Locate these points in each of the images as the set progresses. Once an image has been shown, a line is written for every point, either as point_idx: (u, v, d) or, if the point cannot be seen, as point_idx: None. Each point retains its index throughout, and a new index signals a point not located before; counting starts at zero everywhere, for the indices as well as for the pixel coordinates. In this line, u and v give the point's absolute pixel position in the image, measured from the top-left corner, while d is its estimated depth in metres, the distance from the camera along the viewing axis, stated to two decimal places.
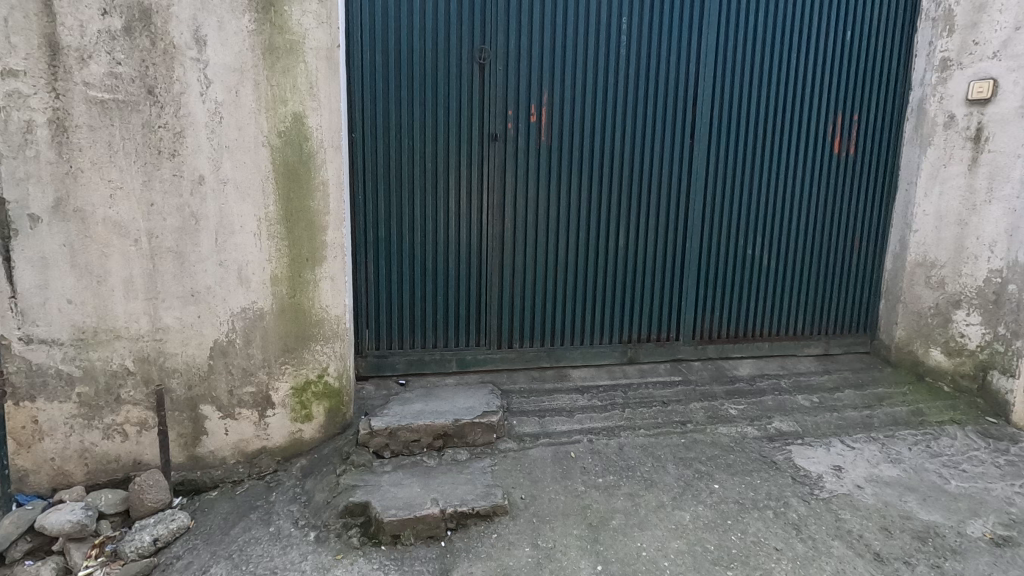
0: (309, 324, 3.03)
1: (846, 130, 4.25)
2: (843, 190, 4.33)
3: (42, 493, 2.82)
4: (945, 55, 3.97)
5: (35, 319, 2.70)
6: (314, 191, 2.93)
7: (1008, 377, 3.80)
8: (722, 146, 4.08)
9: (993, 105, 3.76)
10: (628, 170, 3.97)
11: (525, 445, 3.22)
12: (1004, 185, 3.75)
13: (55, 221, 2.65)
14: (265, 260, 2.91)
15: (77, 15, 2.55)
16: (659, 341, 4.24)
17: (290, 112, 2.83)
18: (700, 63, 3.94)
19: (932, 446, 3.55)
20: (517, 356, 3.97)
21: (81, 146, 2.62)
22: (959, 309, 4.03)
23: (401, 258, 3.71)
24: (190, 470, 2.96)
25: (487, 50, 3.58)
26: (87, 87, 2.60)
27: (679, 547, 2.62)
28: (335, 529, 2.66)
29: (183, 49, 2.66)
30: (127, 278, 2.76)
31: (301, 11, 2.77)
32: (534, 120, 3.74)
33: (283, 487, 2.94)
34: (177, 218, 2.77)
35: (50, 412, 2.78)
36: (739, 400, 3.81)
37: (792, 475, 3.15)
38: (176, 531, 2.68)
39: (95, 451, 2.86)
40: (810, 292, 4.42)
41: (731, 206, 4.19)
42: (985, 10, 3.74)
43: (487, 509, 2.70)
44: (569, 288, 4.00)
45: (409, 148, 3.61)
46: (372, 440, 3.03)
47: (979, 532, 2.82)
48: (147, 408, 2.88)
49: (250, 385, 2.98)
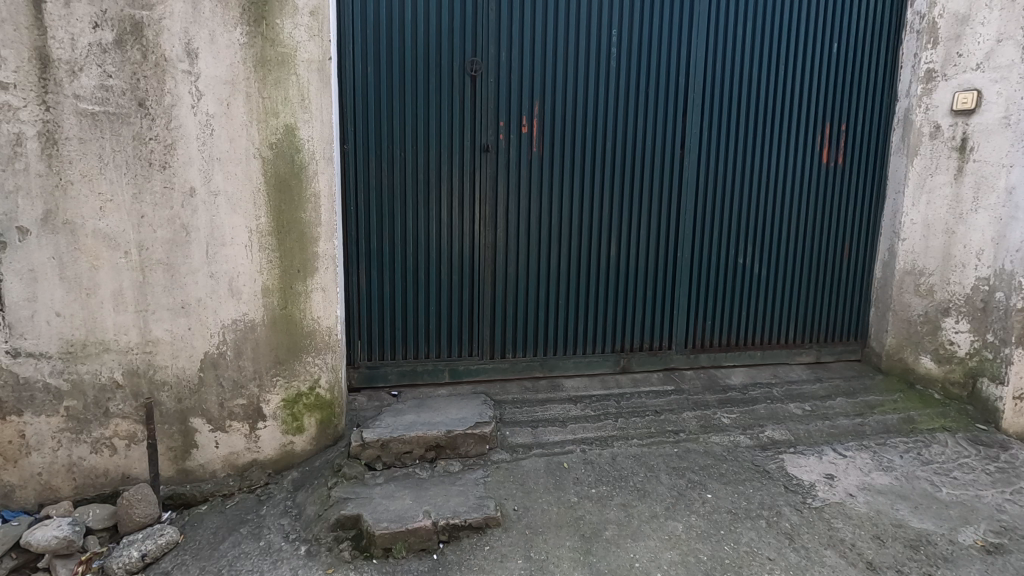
0: (301, 336, 3.02)
1: (834, 139, 4.30)
2: (832, 199, 4.37)
3: (29, 508, 2.79)
4: (930, 67, 4.03)
5: (23, 332, 2.68)
6: (306, 202, 2.93)
7: (997, 384, 3.82)
8: (712, 156, 4.12)
9: (977, 115, 3.82)
10: (619, 180, 3.99)
11: (518, 456, 3.21)
12: (990, 194, 3.80)
13: (44, 233, 2.64)
14: (256, 271, 2.91)
15: (68, 28, 2.55)
16: (652, 350, 4.25)
17: (281, 124, 2.84)
18: (689, 73, 3.99)
19: (924, 453, 3.57)
20: (510, 366, 3.97)
21: (71, 159, 2.62)
22: (948, 316, 4.06)
23: (393, 268, 3.71)
24: (179, 484, 2.93)
25: (479, 62, 3.61)
26: (77, 100, 2.60)
27: (673, 558, 2.62)
28: (326, 542, 2.64)
29: (175, 62, 2.66)
30: (117, 290, 2.75)
31: (294, 23, 2.78)
32: (525, 131, 3.76)
33: (273, 500, 2.92)
34: (167, 230, 2.77)
35: (37, 426, 2.75)
36: (731, 409, 3.82)
37: (784, 484, 3.16)
38: (164, 546, 2.64)
39: (83, 465, 2.83)
40: (800, 300, 4.45)
41: (722, 217, 4.22)
42: (968, 23, 3.80)
43: (480, 520, 2.68)
44: (562, 298, 4.02)
45: (400, 159, 3.62)
46: (363, 452, 3.02)
47: (971, 540, 2.83)
48: (136, 422, 2.86)
49: (241, 398, 2.96)
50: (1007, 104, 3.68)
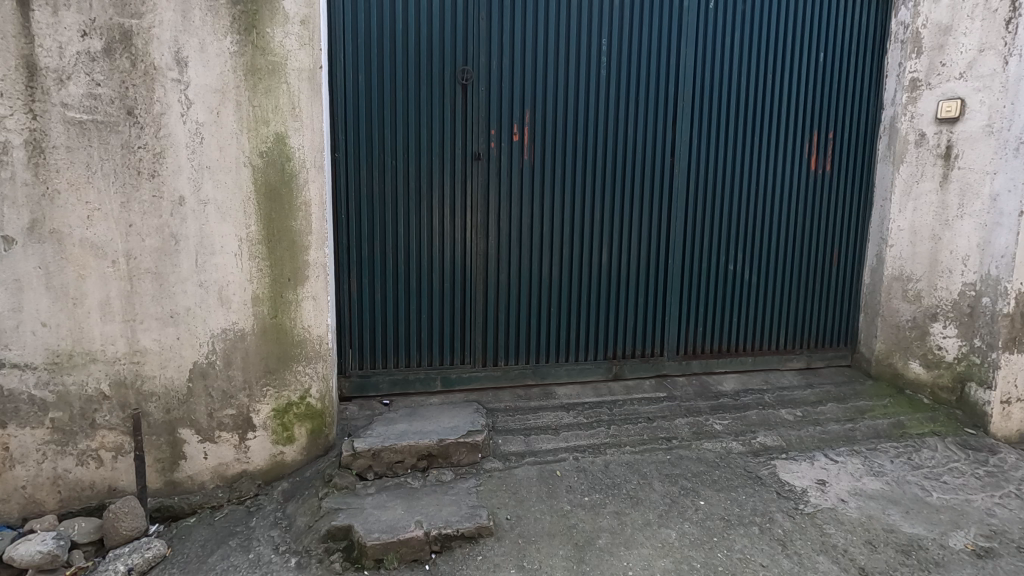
0: (291, 345, 3.00)
1: (822, 148, 4.35)
2: (821, 206, 4.41)
3: (13, 523, 2.75)
4: (914, 75, 4.10)
5: (8, 343, 2.64)
6: (296, 212, 2.92)
7: (985, 389, 3.86)
8: (702, 163, 4.15)
9: (961, 123, 3.88)
10: (610, 187, 4.00)
11: (511, 464, 3.20)
12: (974, 200, 3.85)
13: (30, 242, 2.61)
14: (246, 280, 2.89)
15: (56, 37, 2.54)
16: (644, 357, 4.25)
17: (272, 133, 2.83)
18: (678, 83, 4.03)
19: (914, 458, 3.59)
20: (502, 374, 3.96)
21: (58, 168, 2.59)
22: (936, 322, 4.10)
23: (385, 276, 3.70)
24: (167, 496, 2.89)
25: (469, 70, 3.62)
26: (65, 108, 2.58)
27: (666, 566, 2.61)
28: (316, 554, 2.61)
29: (164, 70, 2.65)
30: (104, 300, 2.72)
31: (284, 32, 2.78)
32: (516, 139, 3.77)
33: (263, 512, 2.88)
34: (156, 239, 2.74)
35: (22, 438, 2.71)
36: (723, 415, 3.82)
37: (777, 490, 3.16)
38: (151, 560, 2.60)
39: (69, 478, 2.79)
40: (791, 306, 4.48)
41: (712, 225, 4.25)
42: (951, 33, 3.87)
43: (472, 530, 2.66)
44: (561, 323, 4.05)
45: (391, 167, 3.61)
46: (355, 462, 2.99)
47: (962, 544, 2.85)
48: (124, 433, 2.82)
49: (230, 408, 2.93)
50: (990, 113, 3.74)
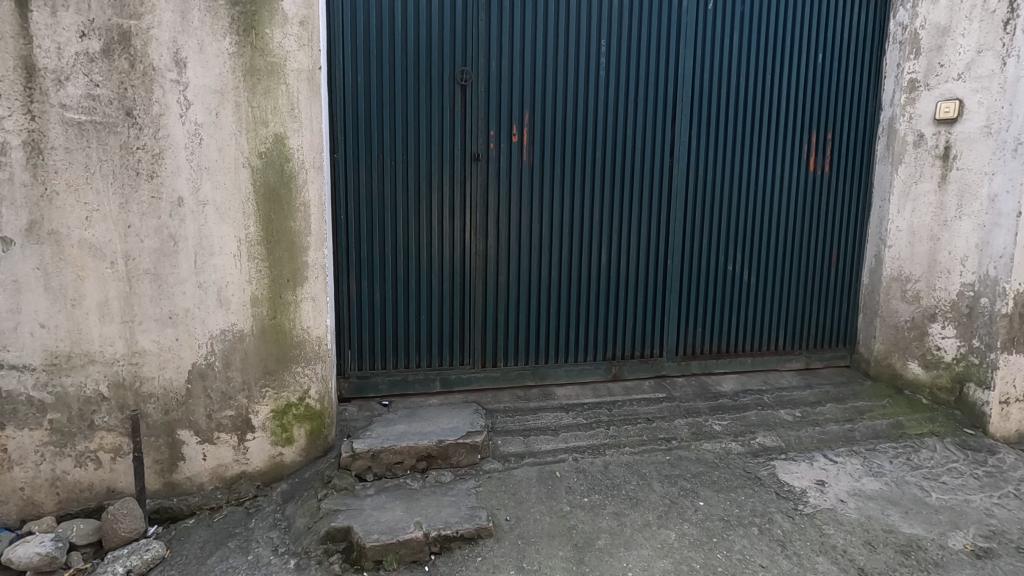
0: (290, 346, 3.00)
1: (820, 149, 4.36)
2: (819, 206, 4.42)
3: (11, 524, 2.74)
4: (913, 76, 4.10)
5: (7, 344, 2.64)
6: (296, 212, 2.92)
7: (983, 389, 3.87)
8: (700, 164, 4.15)
9: (959, 124, 3.88)
10: (609, 188, 4.00)
11: (510, 465, 3.20)
12: (973, 201, 3.86)
13: (29, 243, 2.60)
14: (245, 281, 2.89)
15: (55, 37, 2.53)
16: (643, 357, 4.26)
17: (271, 133, 2.83)
18: (677, 83, 4.03)
19: (913, 458, 3.59)
20: (501, 375, 3.96)
21: (57, 169, 2.59)
22: (935, 322, 4.10)
23: (385, 277, 3.70)
24: (166, 497, 2.89)
25: (469, 71, 3.62)
26: (64, 109, 2.58)
27: (666, 566, 2.61)
28: (315, 555, 2.60)
29: (163, 71, 2.65)
30: (103, 301, 2.72)
31: (283, 33, 2.78)
32: (515, 139, 3.77)
33: (262, 513, 2.88)
34: (155, 240, 2.74)
35: (21, 439, 2.71)
36: (723, 416, 3.82)
37: (776, 491, 3.17)
38: (150, 561, 2.60)
39: (67, 479, 2.78)
40: (789, 306, 4.49)
41: (712, 225, 4.25)
42: (949, 34, 3.87)
43: (471, 531, 2.66)
44: (555, 316, 4.04)
45: (390, 168, 3.61)
46: (354, 463, 2.99)
47: (961, 544, 2.85)
48: (123, 434, 2.81)
49: (229, 409, 2.93)
50: (988, 113, 3.75)
